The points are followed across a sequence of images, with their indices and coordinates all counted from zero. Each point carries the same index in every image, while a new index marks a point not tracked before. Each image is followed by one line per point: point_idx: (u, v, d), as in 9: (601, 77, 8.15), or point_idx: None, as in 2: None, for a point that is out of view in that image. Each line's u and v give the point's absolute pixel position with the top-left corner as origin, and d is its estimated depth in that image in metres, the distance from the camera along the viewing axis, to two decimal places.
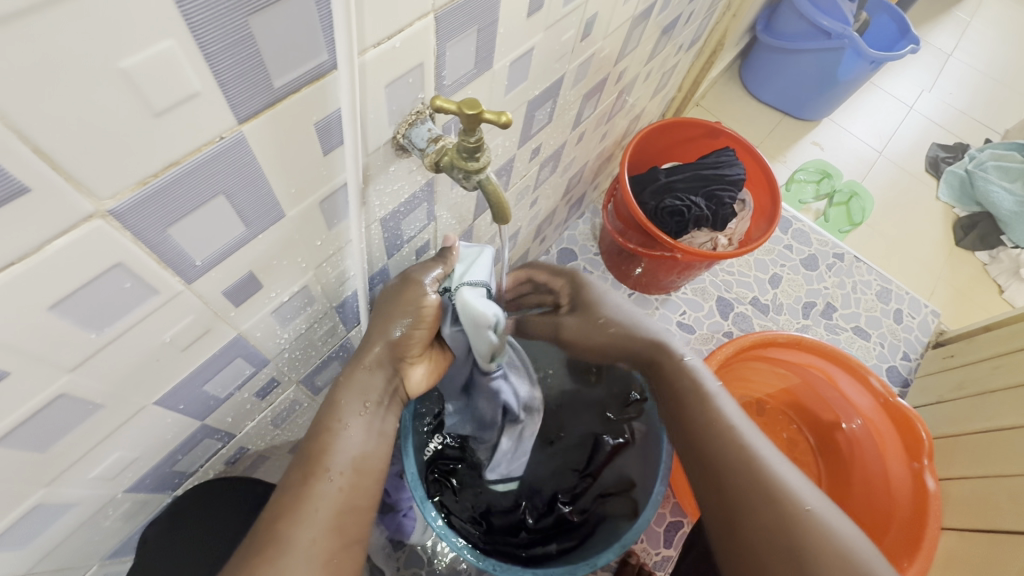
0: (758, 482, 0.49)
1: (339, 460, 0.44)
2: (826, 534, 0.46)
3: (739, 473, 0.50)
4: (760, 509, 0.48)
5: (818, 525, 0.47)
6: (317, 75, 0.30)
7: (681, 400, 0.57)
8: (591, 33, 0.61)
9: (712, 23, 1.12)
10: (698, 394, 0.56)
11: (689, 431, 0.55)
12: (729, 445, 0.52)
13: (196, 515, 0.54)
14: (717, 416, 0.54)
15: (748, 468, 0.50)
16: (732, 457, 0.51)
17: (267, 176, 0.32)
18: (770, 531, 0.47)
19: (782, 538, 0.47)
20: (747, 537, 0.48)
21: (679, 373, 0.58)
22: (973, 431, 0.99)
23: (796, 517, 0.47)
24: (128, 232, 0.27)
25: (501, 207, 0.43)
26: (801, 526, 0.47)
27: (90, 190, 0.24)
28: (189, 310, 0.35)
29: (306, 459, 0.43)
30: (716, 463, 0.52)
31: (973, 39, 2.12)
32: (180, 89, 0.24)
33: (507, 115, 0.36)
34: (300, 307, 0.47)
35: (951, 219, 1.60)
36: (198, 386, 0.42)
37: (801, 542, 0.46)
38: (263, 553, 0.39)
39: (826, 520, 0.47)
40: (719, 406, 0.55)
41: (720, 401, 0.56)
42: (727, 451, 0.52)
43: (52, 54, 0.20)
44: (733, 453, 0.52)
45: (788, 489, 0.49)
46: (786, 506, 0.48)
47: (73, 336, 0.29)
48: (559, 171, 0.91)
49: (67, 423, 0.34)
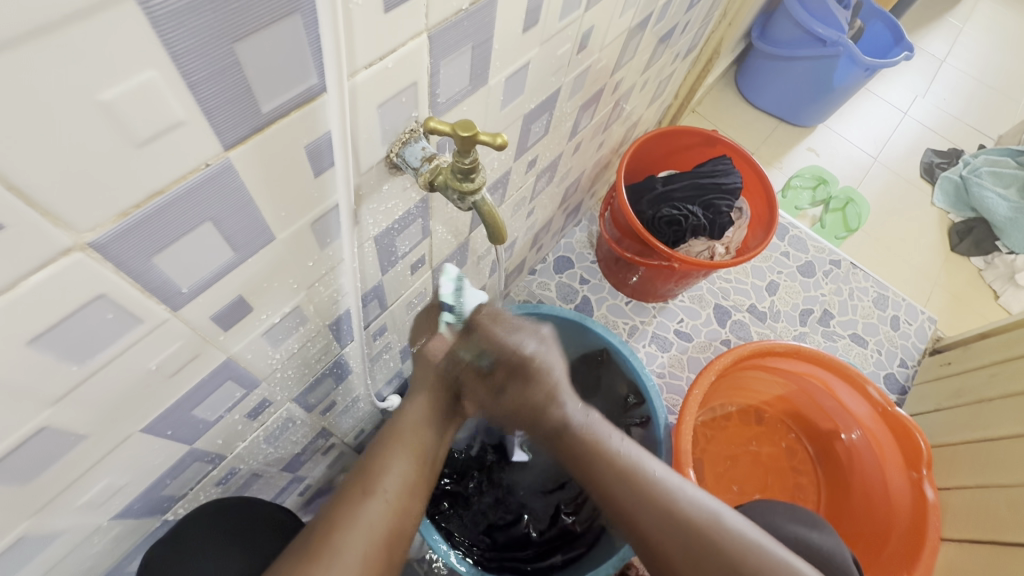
0: (692, 539, 0.50)
1: None
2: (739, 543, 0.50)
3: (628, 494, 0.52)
4: (688, 560, 0.50)
5: (757, 561, 0.49)
6: (305, 98, 0.29)
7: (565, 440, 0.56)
8: (587, 46, 0.60)
9: (707, 31, 1.11)
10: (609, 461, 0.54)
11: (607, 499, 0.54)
12: (646, 511, 0.51)
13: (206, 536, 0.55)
14: (634, 481, 0.52)
15: (671, 529, 0.50)
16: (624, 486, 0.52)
17: (256, 200, 0.31)
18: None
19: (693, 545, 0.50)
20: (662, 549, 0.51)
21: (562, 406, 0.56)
22: (973, 440, 0.98)
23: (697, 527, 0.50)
24: (111, 263, 0.26)
25: (498, 227, 0.42)
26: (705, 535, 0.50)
27: (69, 224, 0.23)
28: (176, 337, 0.34)
29: (365, 477, 0.44)
30: (638, 526, 0.52)
31: (966, 44, 2.13)
32: (163, 119, 0.23)
33: (502, 137, 0.35)
34: (293, 327, 0.46)
35: (946, 225, 1.60)
36: (188, 411, 0.41)
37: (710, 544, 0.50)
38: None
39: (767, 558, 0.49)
40: (642, 471, 0.53)
41: (639, 462, 0.54)
42: (649, 518, 0.51)
43: (30, 90, 0.19)
44: (660, 515, 0.51)
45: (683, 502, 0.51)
46: (720, 555, 0.49)
47: (54, 369, 0.28)
48: (555, 181, 0.91)
49: (49, 456, 0.33)
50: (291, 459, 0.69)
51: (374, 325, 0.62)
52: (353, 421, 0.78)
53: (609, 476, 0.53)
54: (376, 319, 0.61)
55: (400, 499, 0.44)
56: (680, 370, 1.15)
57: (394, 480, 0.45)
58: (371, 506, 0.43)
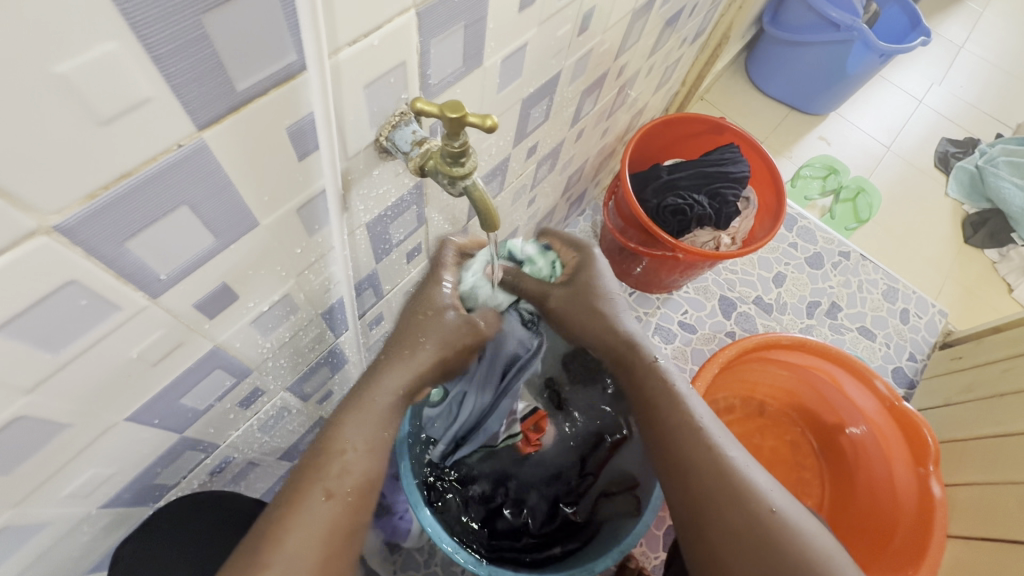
0: (730, 482, 0.50)
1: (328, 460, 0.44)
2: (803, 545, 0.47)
3: (705, 473, 0.51)
4: (724, 511, 0.49)
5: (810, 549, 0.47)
6: (284, 77, 0.28)
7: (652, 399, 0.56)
8: (589, 27, 0.58)
9: (717, 15, 1.08)
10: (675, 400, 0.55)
11: (660, 433, 0.54)
12: (693, 447, 0.52)
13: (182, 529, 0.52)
14: (689, 419, 0.53)
15: (718, 474, 0.50)
16: (705, 469, 0.51)
17: (236, 184, 0.30)
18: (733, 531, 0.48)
19: (746, 532, 0.48)
20: (713, 534, 0.49)
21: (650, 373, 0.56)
22: (982, 436, 0.96)
23: (762, 520, 0.48)
24: (81, 248, 0.25)
25: (490, 214, 0.40)
26: (767, 530, 0.48)
27: (32, 206, 0.22)
28: (158, 325, 0.33)
29: (325, 473, 0.44)
30: (687, 465, 0.52)
31: (985, 29, 2.07)
32: (127, 95, 0.22)
33: (492, 118, 0.33)
34: (283, 316, 0.45)
35: (960, 216, 1.56)
36: (175, 400, 0.41)
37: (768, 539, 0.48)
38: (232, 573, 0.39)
39: (799, 527, 0.49)
40: (692, 407, 0.55)
41: (693, 404, 0.55)
42: (698, 457, 0.51)
43: None
44: (711, 460, 0.51)
45: (757, 493, 0.49)
46: (751, 505, 0.49)
47: (26, 358, 0.28)
48: (557, 169, 0.89)
49: (27, 445, 0.32)
50: (288, 449, 0.69)
51: (370, 314, 0.61)
52: None
53: (661, 409, 0.55)
54: (372, 308, 0.60)
55: (359, 498, 0.45)
56: (684, 362, 1.14)
57: (354, 480, 0.45)
58: (326, 507, 0.43)
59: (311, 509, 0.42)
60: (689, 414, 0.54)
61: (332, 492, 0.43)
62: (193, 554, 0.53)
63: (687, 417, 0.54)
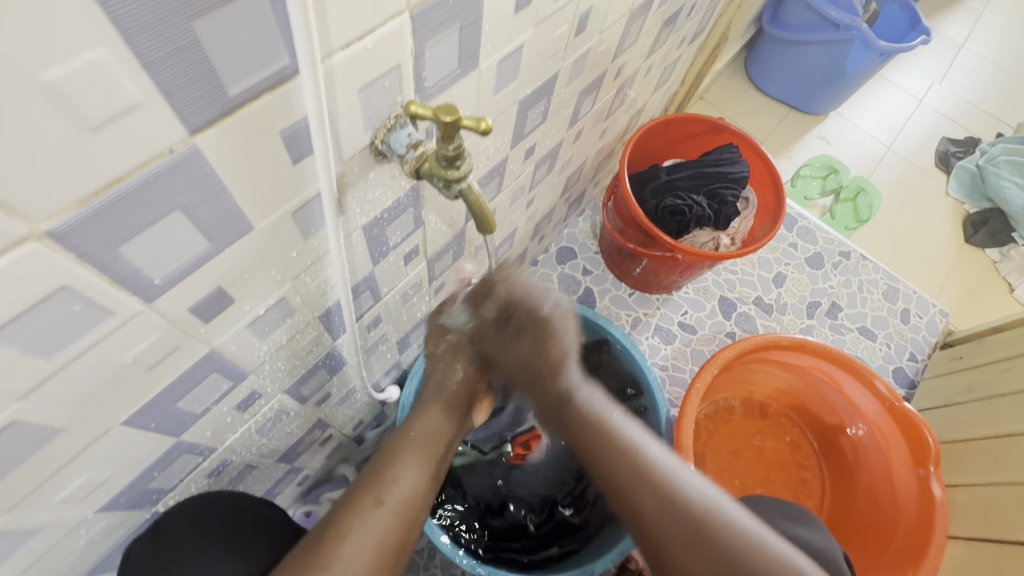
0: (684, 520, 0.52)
1: None
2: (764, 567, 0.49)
3: (660, 517, 0.53)
4: (684, 552, 0.51)
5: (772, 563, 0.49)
6: (278, 81, 0.28)
7: (598, 453, 0.58)
8: (586, 28, 0.58)
9: (716, 15, 1.08)
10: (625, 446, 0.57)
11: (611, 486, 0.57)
12: (646, 494, 0.54)
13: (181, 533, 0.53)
14: (635, 465, 0.56)
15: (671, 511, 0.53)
16: (658, 513, 0.53)
17: (230, 188, 0.30)
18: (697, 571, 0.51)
19: (708, 568, 0.50)
20: (681, 574, 0.51)
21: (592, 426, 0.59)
22: (983, 437, 0.96)
23: (721, 554, 0.50)
24: (73, 253, 0.25)
25: (486, 216, 0.40)
26: (729, 560, 0.50)
27: (22, 212, 0.22)
28: (153, 329, 0.33)
29: (379, 484, 0.47)
30: (637, 510, 0.54)
31: (986, 28, 2.06)
32: (117, 101, 0.22)
33: (487, 121, 0.33)
34: (280, 319, 0.45)
35: (961, 216, 1.56)
36: (171, 404, 0.41)
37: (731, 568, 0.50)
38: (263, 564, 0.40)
39: (762, 544, 0.50)
40: (637, 449, 0.57)
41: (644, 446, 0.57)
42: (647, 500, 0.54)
43: None
44: (664, 499, 0.53)
45: (714, 525, 0.51)
46: (710, 539, 0.51)
47: (19, 363, 0.28)
48: (555, 170, 0.88)
49: (21, 450, 0.32)
50: (286, 451, 0.69)
51: (368, 317, 0.61)
52: (350, 412, 0.77)
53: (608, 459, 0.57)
54: (369, 311, 0.60)
55: (407, 510, 0.47)
56: (684, 362, 1.13)
57: (403, 490, 0.48)
58: (378, 515, 0.45)
59: (364, 518, 0.45)
60: (632, 460, 0.56)
61: (384, 500, 0.46)
62: (184, 559, 0.53)
63: (629, 465, 0.56)
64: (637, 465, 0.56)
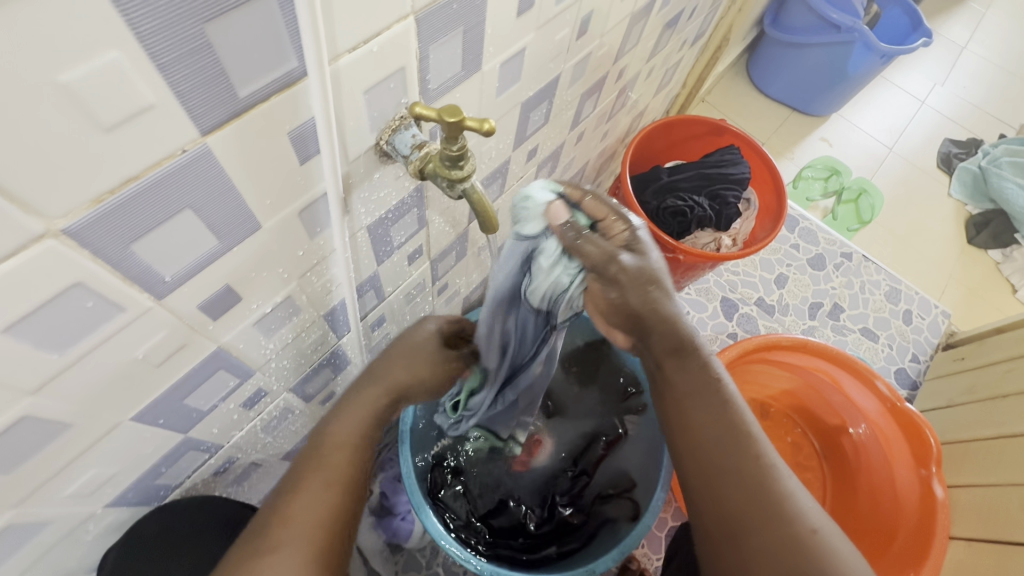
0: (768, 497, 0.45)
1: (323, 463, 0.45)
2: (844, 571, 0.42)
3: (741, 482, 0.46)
4: (756, 528, 0.45)
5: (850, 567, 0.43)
6: (286, 82, 0.29)
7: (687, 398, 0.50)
8: (588, 30, 0.59)
9: (717, 17, 1.09)
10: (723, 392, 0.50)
11: (692, 434, 0.49)
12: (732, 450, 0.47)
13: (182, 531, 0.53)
14: (727, 420, 0.48)
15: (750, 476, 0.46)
16: (738, 477, 0.46)
17: (239, 188, 0.31)
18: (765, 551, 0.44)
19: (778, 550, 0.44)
20: (744, 549, 0.45)
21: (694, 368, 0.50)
22: (985, 437, 0.96)
23: (801, 538, 0.44)
24: (86, 250, 0.26)
25: (488, 216, 0.41)
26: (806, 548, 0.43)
27: (39, 210, 0.23)
28: (162, 326, 0.34)
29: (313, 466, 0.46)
30: (716, 469, 0.47)
31: (988, 30, 2.06)
32: (131, 103, 0.23)
33: (490, 122, 0.34)
34: (285, 317, 0.46)
35: (964, 217, 1.56)
36: (179, 400, 0.41)
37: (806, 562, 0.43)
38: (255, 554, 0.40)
39: (834, 544, 0.44)
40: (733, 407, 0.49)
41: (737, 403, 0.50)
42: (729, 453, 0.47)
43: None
44: (744, 455, 0.47)
45: (797, 511, 0.45)
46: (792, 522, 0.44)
47: (32, 358, 0.28)
48: (558, 171, 0.89)
49: (33, 444, 0.33)
50: (290, 450, 0.69)
51: (372, 316, 0.61)
52: None
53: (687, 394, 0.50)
54: (373, 310, 0.61)
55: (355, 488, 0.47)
56: None
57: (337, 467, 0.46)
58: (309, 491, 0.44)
59: (310, 496, 0.44)
60: (728, 417, 0.48)
61: (332, 481, 0.45)
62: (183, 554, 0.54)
63: (724, 417, 0.48)
64: (734, 421, 0.48)
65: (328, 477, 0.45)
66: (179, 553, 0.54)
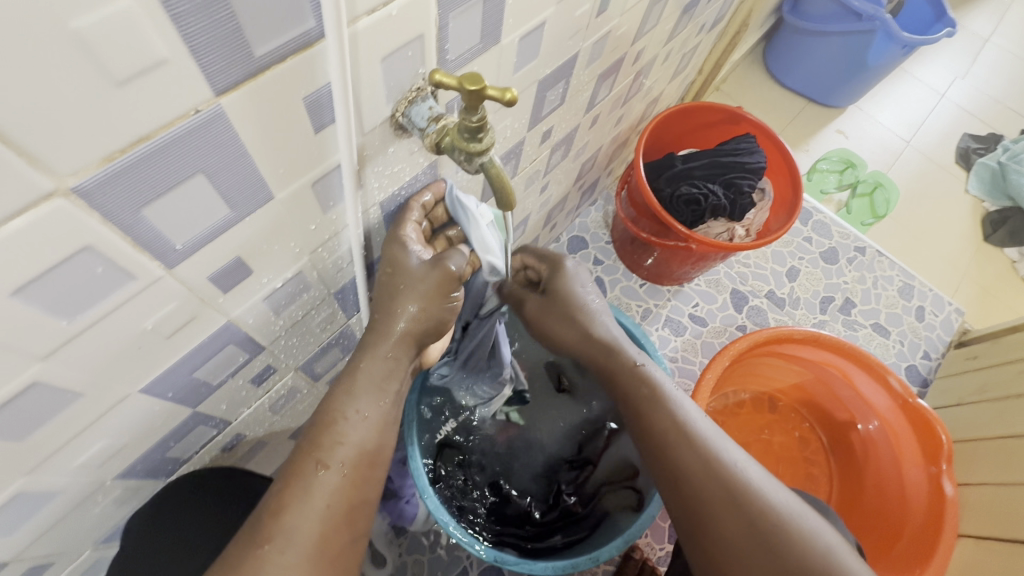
0: (727, 487, 0.50)
1: (336, 440, 0.43)
2: (802, 543, 0.47)
3: (700, 478, 0.52)
4: (721, 518, 0.50)
5: (806, 535, 0.48)
6: (303, 44, 0.27)
7: (643, 408, 0.58)
8: (608, 8, 0.57)
9: (737, 2, 1.06)
10: (657, 401, 0.57)
11: (650, 441, 0.56)
12: (687, 449, 0.53)
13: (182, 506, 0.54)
14: (681, 420, 0.55)
15: (720, 477, 0.51)
16: (695, 472, 0.52)
17: (253, 156, 0.30)
18: (734, 537, 0.49)
19: (744, 534, 0.48)
20: (717, 537, 0.50)
21: (637, 380, 0.59)
22: (997, 435, 0.95)
23: (758, 518, 0.48)
24: (97, 213, 0.25)
25: (506, 193, 0.40)
26: (766, 529, 0.48)
27: (48, 166, 0.22)
28: (172, 297, 0.33)
29: (321, 446, 0.43)
30: (675, 466, 0.54)
31: (1013, 22, 2.01)
32: (143, 56, 0.22)
33: (512, 92, 0.33)
34: (295, 294, 0.45)
35: (980, 214, 1.53)
36: (188, 374, 0.41)
37: (770, 541, 0.47)
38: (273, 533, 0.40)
39: (790, 521, 0.48)
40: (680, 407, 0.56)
41: (681, 404, 0.57)
42: (697, 459, 0.52)
43: (8, 15, 0.18)
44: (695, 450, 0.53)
45: (753, 493, 0.50)
46: (750, 507, 0.49)
47: (42, 324, 0.28)
48: (571, 156, 0.88)
49: (43, 412, 0.32)
50: (297, 429, 0.69)
51: None
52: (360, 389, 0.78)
53: (651, 410, 0.57)
54: None
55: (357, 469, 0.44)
56: (693, 355, 1.13)
57: (351, 450, 0.44)
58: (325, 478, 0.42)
59: (308, 483, 0.41)
60: (679, 419, 0.55)
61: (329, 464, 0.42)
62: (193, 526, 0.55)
63: (678, 419, 0.55)
64: (685, 421, 0.55)
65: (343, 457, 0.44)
66: (197, 521, 0.55)
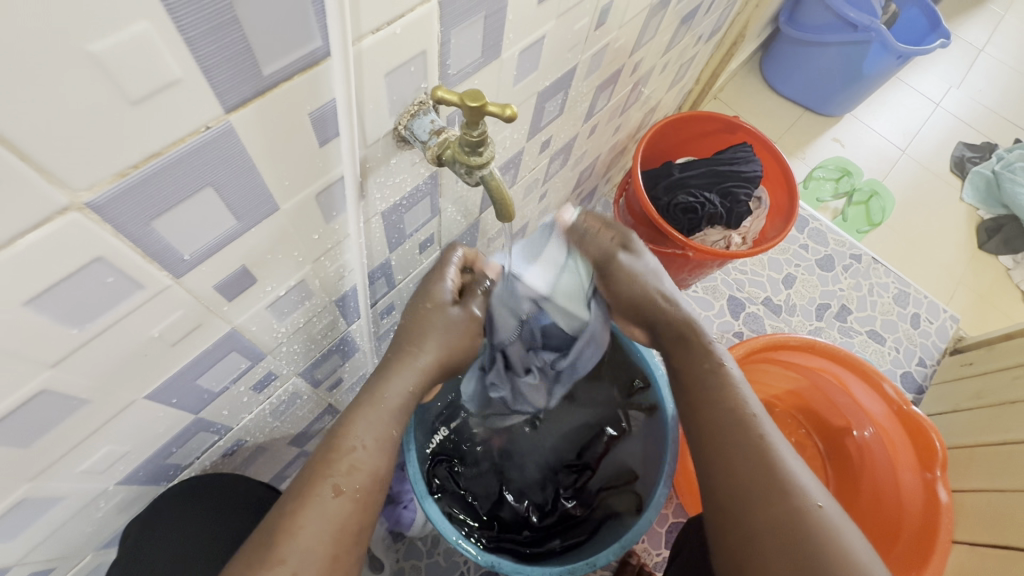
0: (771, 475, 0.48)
1: (351, 465, 0.45)
2: (841, 548, 0.44)
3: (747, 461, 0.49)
4: (757, 508, 0.47)
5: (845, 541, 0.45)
6: (309, 62, 0.28)
7: (697, 388, 0.55)
8: (606, 22, 0.58)
9: (733, 13, 1.07)
10: (718, 384, 0.54)
11: (699, 419, 0.54)
12: (740, 433, 0.50)
13: (181, 515, 0.53)
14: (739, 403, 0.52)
15: (765, 463, 0.48)
16: (745, 451, 0.49)
17: (259, 169, 0.31)
18: (771, 525, 0.46)
19: (779, 525, 0.46)
20: (749, 524, 0.47)
21: (706, 355, 0.56)
22: (990, 442, 0.95)
23: (801, 513, 0.46)
24: (109, 226, 0.26)
25: (506, 204, 0.41)
26: (806, 524, 0.45)
27: (64, 182, 0.23)
28: (179, 305, 0.34)
29: (334, 469, 0.44)
30: (721, 445, 0.51)
31: (1007, 33, 2.03)
32: (157, 77, 0.23)
33: (512, 108, 0.34)
34: (298, 301, 0.46)
35: (975, 221, 1.55)
36: (191, 380, 0.41)
37: (808, 539, 0.44)
38: (275, 539, 0.41)
39: (834, 523, 0.45)
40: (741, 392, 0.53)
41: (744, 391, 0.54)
42: (745, 441, 0.50)
43: (28, 39, 0.19)
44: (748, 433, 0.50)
45: (798, 487, 0.47)
46: (795, 500, 0.46)
47: (50, 332, 0.28)
48: (569, 165, 0.89)
49: (50, 418, 0.33)
50: (297, 434, 0.69)
51: (382, 304, 0.61)
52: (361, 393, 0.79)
53: (711, 388, 0.54)
54: (384, 298, 0.61)
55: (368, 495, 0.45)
56: None
57: (363, 478, 0.45)
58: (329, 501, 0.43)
59: (318, 505, 0.43)
60: (736, 402, 0.52)
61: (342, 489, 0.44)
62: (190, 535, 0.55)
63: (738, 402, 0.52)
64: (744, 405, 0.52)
65: (361, 479, 0.45)
66: (195, 530, 0.55)
